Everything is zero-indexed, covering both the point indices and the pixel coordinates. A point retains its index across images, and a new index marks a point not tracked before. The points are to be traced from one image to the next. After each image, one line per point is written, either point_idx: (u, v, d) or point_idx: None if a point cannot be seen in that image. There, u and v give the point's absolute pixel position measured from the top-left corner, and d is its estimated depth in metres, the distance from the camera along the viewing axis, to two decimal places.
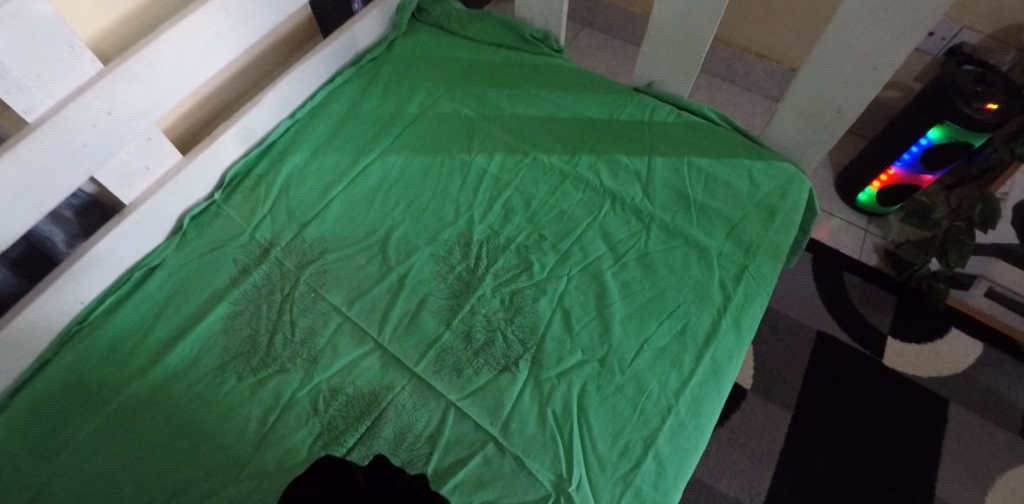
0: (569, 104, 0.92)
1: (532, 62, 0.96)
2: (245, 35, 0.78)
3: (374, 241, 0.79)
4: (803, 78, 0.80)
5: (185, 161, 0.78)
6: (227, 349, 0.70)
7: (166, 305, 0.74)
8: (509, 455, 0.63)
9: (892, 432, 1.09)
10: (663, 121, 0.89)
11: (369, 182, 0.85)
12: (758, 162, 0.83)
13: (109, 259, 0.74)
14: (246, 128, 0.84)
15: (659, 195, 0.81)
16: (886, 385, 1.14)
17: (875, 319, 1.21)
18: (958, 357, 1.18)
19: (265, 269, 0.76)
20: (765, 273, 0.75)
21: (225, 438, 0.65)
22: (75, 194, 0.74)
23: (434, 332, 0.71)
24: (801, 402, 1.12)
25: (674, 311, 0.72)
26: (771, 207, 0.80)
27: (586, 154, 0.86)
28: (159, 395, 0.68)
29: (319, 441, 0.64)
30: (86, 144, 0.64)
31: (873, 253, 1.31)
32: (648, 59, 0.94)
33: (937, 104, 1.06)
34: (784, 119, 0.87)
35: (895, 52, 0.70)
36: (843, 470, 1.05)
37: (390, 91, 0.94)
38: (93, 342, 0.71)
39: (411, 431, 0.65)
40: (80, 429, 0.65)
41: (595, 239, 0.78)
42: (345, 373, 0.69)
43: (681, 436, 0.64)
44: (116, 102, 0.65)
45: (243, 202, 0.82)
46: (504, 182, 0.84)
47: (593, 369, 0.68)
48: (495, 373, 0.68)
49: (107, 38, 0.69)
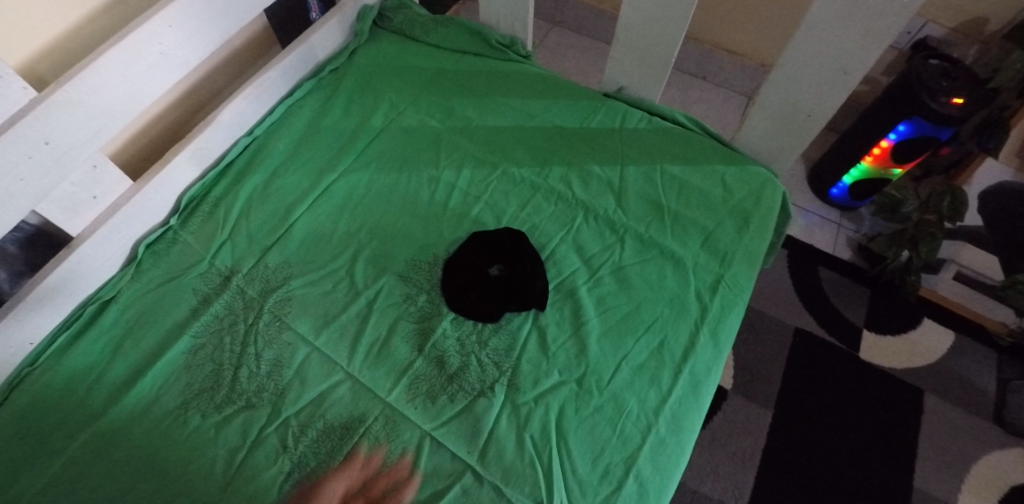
0: (538, 112, 0.89)
1: (500, 69, 0.94)
2: (194, 51, 0.73)
3: (341, 265, 0.76)
4: (773, 82, 0.79)
5: (137, 187, 0.74)
6: (189, 385, 0.67)
7: (122, 341, 0.71)
8: (487, 484, 0.61)
9: (869, 426, 1.10)
10: (634, 127, 0.87)
11: (335, 201, 0.82)
12: (731, 168, 0.83)
13: (59, 296, 0.70)
14: (201, 148, 0.80)
15: (633, 205, 0.80)
16: (862, 378, 1.15)
17: (850, 314, 1.22)
18: (931, 347, 1.19)
19: (227, 298, 0.73)
20: (741, 282, 0.74)
21: (189, 481, 0.62)
22: (19, 227, 0.70)
23: (406, 359, 0.69)
24: (781, 400, 1.13)
25: (651, 325, 0.71)
26: (745, 214, 0.79)
27: (558, 165, 0.84)
28: (117, 439, 0.64)
29: (290, 480, 0.62)
30: (22, 178, 0.60)
31: (847, 247, 1.32)
32: (617, 63, 0.92)
33: (905, 99, 1.06)
34: (756, 123, 0.87)
35: (865, 55, 0.70)
36: (824, 467, 1.06)
37: (353, 104, 0.91)
38: (44, 384, 0.67)
39: (385, 465, 0.63)
40: (32, 481, 0.61)
41: (569, 253, 0.77)
42: (314, 406, 0.66)
43: (663, 455, 0.63)
44: (53, 131, 0.61)
45: (201, 228, 0.79)
46: (474, 197, 0.82)
47: (571, 390, 0.66)
48: (470, 399, 0.66)
49: (42, 61, 0.65)
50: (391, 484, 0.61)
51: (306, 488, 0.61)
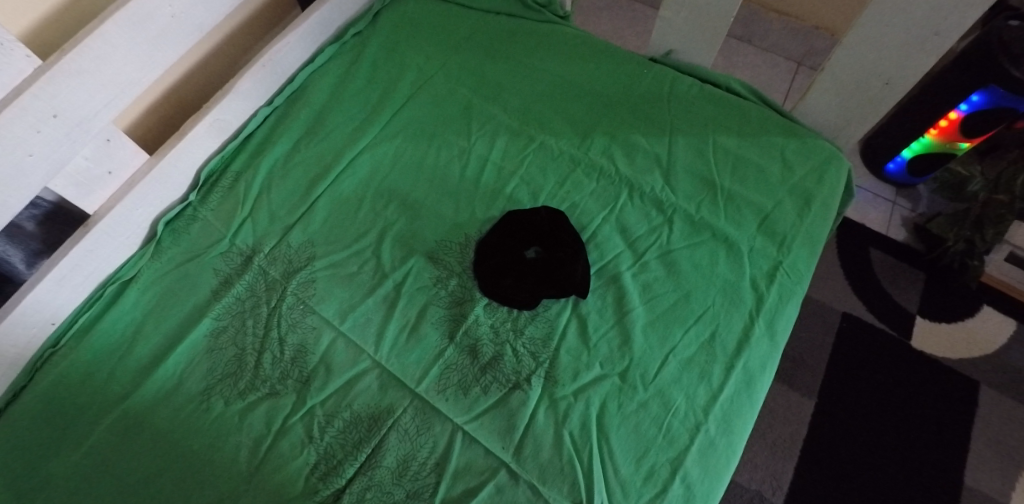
0: (577, 79, 0.82)
1: (535, 32, 0.86)
2: (207, 14, 0.68)
3: (366, 245, 0.72)
4: (848, 45, 0.71)
5: (153, 161, 0.71)
6: (212, 370, 0.64)
7: (144, 322, 0.68)
8: (523, 482, 0.57)
9: (922, 421, 0.99)
10: (683, 95, 0.80)
11: (359, 176, 0.77)
12: (792, 142, 0.75)
13: (78, 275, 0.67)
14: (218, 120, 0.76)
15: (682, 182, 0.74)
16: (913, 369, 1.04)
17: (903, 299, 1.11)
18: (989, 336, 1.07)
19: (249, 279, 0.69)
20: (801, 269, 0.67)
21: (212, 471, 0.59)
22: (35, 204, 0.67)
23: (437, 346, 0.65)
24: (825, 389, 1.02)
25: (701, 315, 0.65)
26: (806, 194, 0.71)
27: (599, 136, 0.78)
28: (141, 425, 0.61)
29: (316, 472, 0.59)
30: (31, 152, 0.56)
31: (901, 227, 1.18)
32: (666, 24, 0.84)
33: (980, 67, 0.92)
34: (822, 93, 0.79)
35: (962, 14, 0.62)
36: (870, 464, 0.96)
37: (378, 71, 0.85)
38: (65, 367, 0.64)
39: (415, 459, 0.59)
40: (57, 466, 0.59)
41: (612, 235, 0.71)
42: (340, 395, 0.63)
43: (712, 457, 0.58)
44: (60, 102, 0.56)
45: (221, 204, 0.75)
46: (508, 171, 0.77)
47: (613, 384, 0.61)
48: (505, 392, 0.62)
49: (45, 28, 0.61)
50: (422, 479, 0.58)
51: (333, 480, 0.58)
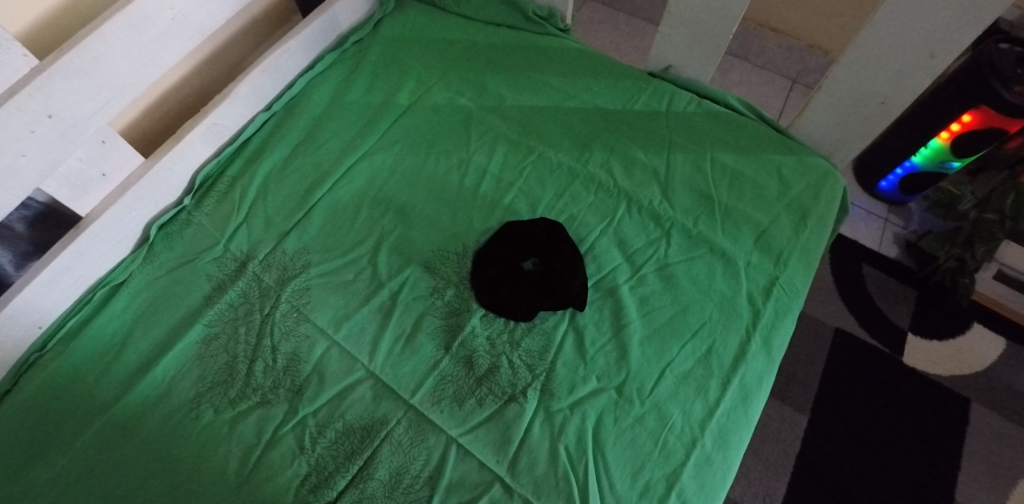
0: (577, 92, 0.83)
1: (536, 44, 0.86)
2: (208, 17, 0.67)
3: (362, 253, 0.72)
4: (845, 63, 0.72)
5: (149, 164, 0.70)
6: (202, 378, 0.63)
7: (135, 326, 0.67)
8: (518, 496, 0.57)
9: (914, 439, 0.99)
10: (682, 110, 0.80)
11: (357, 183, 0.77)
12: (789, 158, 0.76)
13: (67, 278, 0.66)
14: (216, 124, 0.76)
15: (680, 197, 0.74)
16: (906, 387, 1.04)
17: (896, 315, 1.11)
18: (980, 355, 1.07)
19: (242, 286, 0.68)
20: (797, 285, 0.68)
21: (199, 482, 0.58)
22: (25, 205, 0.65)
23: (432, 357, 0.64)
24: (818, 406, 1.02)
25: (698, 330, 0.65)
26: (802, 210, 0.72)
27: (598, 149, 0.78)
28: (128, 432, 0.60)
29: (307, 483, 0.58)
30: (24, 153, 0.56)
31: (893, 244, 1.18)
32: (666, 40, 0.85)
33: (970, 88, 0.93)
34: (819, 110, 0.80)
35: (957, 37, 0.63)
36: (864, 482, 0.96)
37: (377, 79, 0.85)
38: (51, 372, 0.63)
39: (408, 472, 0.58)
40: (39, 473, 0.58)
41: (610, 248, 0.71)
42: (333, 406, 0.62)
43: (707, 473, 0.57)
44: (57, 103, 0.56)
45: (216, 209, 0.74)
46: (507, 182, 0.77)
47: (610, 398, 0.61)
48: (500, 404, 0.61)
49: (43, 30, 0.60)
50: (415, 492, 0.57)
51: (323, 492, 0.57)
